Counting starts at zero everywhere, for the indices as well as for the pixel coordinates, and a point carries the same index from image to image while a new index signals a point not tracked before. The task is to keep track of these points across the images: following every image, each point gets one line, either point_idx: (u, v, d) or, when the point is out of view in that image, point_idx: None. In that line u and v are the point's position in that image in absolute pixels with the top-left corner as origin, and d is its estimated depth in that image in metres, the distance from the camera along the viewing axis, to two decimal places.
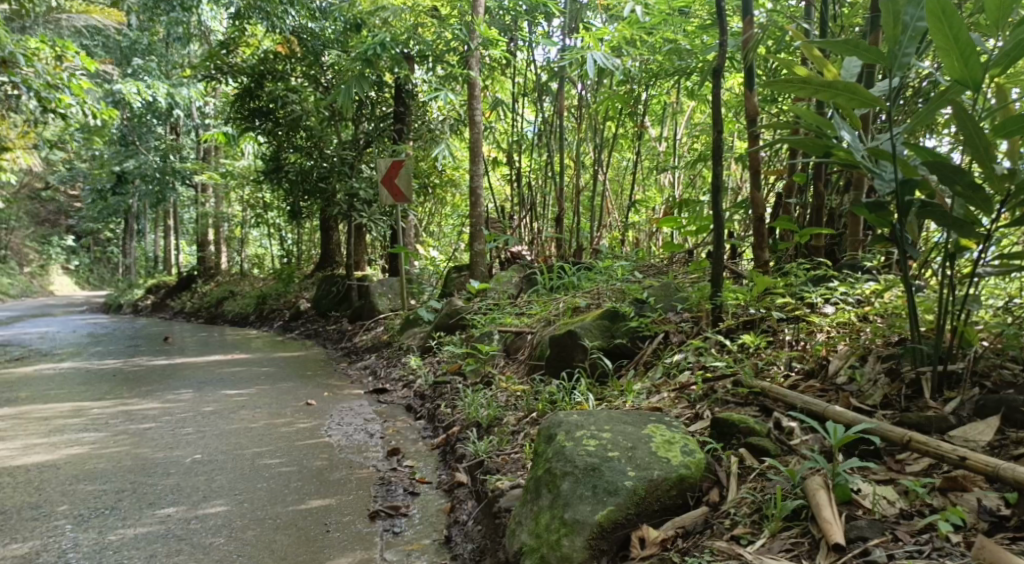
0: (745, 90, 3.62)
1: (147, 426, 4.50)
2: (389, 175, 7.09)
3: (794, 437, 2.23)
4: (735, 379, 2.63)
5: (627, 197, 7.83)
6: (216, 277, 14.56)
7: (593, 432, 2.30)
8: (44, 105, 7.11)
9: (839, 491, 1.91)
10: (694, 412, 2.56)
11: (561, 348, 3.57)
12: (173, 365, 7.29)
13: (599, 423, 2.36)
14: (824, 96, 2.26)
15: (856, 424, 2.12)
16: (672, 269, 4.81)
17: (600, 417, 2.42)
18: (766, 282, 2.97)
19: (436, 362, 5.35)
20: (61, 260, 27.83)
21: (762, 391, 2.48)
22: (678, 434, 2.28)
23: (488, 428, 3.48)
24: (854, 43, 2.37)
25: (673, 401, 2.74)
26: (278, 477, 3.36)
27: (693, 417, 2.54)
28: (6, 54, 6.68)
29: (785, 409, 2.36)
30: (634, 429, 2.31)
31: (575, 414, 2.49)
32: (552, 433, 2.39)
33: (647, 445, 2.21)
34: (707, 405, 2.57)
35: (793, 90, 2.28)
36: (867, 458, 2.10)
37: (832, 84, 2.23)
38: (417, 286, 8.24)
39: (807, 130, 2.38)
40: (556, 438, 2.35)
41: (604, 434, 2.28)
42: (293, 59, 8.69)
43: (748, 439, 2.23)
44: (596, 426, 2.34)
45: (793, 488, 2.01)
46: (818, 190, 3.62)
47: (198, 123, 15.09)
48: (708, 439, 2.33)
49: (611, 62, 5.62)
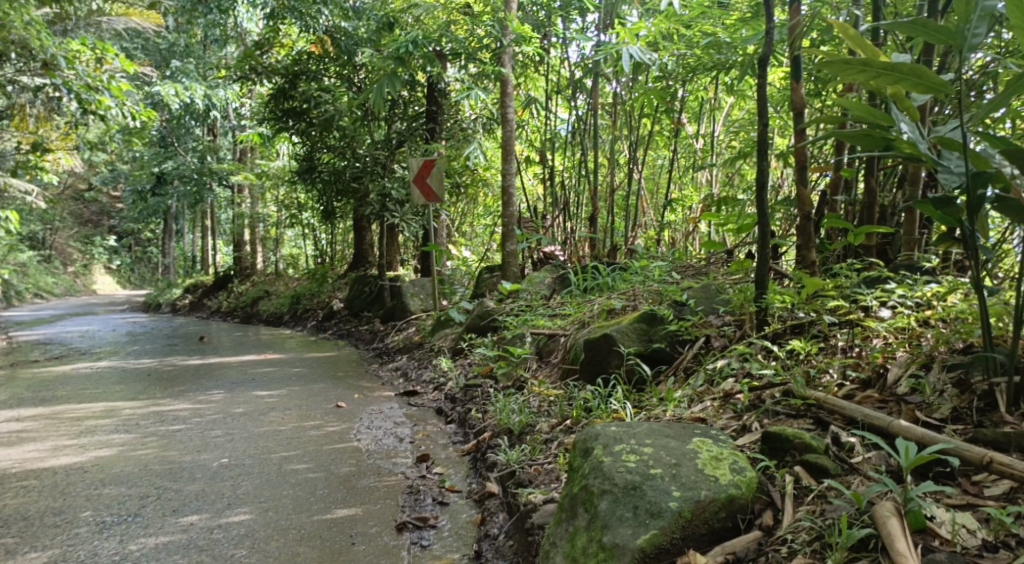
0: (791, 81, 3.50)
1: (176, 428, 4.46)
2: (421, 174, 7.01)
3: (854, 455, 2.06)
4: (785, 389, 2.46)
5: (663, 196, 7.64)
6: (251, 277, 14.67)
7: (633, 446, 2.15)
8: (83, 107, 7.14)
9: (912, 518, 1.74)
10: (741, 423, 2.40)
11: (596, 353, 3.42)
12: (205, 365, 7.30)
13: (639, 436, 2.21)
14: (886, 81, 2.06)
15: (927, 442, 1.95)
16: (712, 270, 4.63)
17: (640, 429, 2.27)
18: (816, 283, 2.79)
19: (468, 364, 5.25)
20: (103, 260, 28.40)
21: (816, 403, 2.31)
22: (726, 449, 2.13)
23: (521, 436, 3.35)
24: (921, 24, 2.16)
25: (717, 411, 2.58)
26: (304, 483, 3.27)
27: (740, 430, 2.38)
28: (47, 55, 6.89)
29: (844, 424, 2.18)
30: (678, 443, 2.16)
31: (613, 425, 2.34)
32: (589, 447, 2.24)
33: (692, 462, 2.06)
34: (755, 416, 2.41)
35: (850, 74, 2.07)
36: (939, 479, 1.92)
37: (895, 67, 2.03)
38: (450, 287, 8.16)
39: (861, 119, 2.17)
40: (593, 452, 2.20)
41: (645, 449, 2.13)
42: (327, 59, 8.64)
43: (805, 456, 2.07)
44: (636, 440, 2.19)
45: (859, 512, 1.83)
46: (868, 187, 3.43)
47: (234, 124, 15.25)
48: (759, 455, 2.16)
49: (647, 57, 5.47)
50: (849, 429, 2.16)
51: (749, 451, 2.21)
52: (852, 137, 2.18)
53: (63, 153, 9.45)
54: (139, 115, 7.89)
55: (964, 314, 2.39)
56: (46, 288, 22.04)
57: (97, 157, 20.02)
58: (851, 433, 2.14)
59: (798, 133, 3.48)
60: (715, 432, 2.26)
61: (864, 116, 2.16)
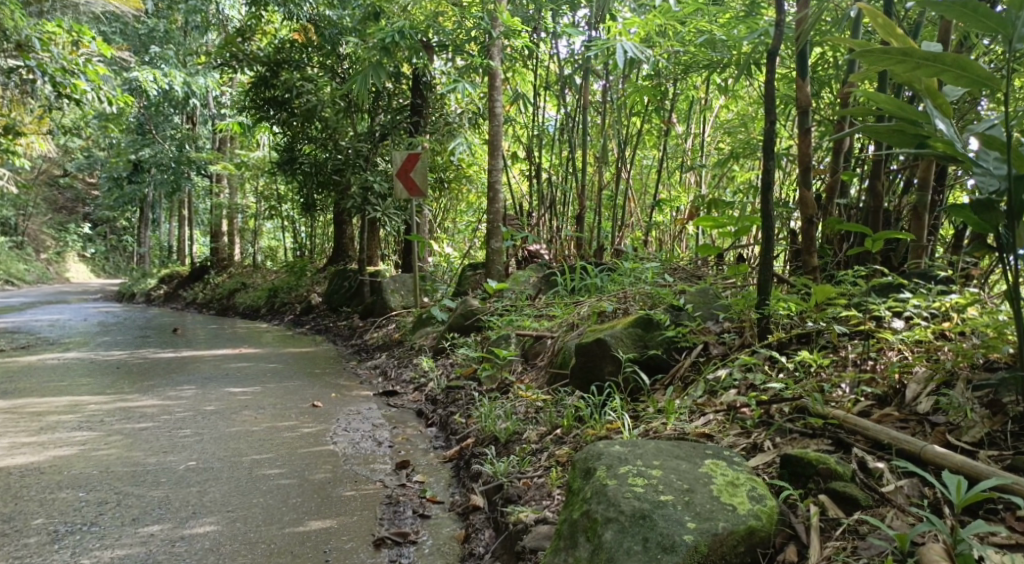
0: (796, 79, 3.37)
1: (142, 426, 4.22)
2: (405, 168, 6.80)
3: (885, 484, 1.91)
4: (798, 405, 2.31)
5: (649, 197, 7.48)
6: (228, 269, 14.33)
7: (640, 469, 1.99)
8: (58, 91, 6.83)
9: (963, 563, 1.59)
10: (752, 442, 2.25)
11: (589, 358, 3.24)
12: (178, 358, 7.04)
13: (646, 457, 2.06)
14: (927, 73, 1.89)
15: (970, 474, 1.81)
16: (706, 274, 4.49)
17: (647, 449, 2.12)
18: (827, 292, 2.63)
19: (450, 365, 5.06)
20: (77, 248, 27.77)
21: (835, 422, 2.16)
22: (743, 474, 1.97)
23: (508, 445, 3.17)
24: (969, 9, 2.00)
25: (722, 425, 2.42)
26: (276, 491, 3.06)
27: (751, 449, 2.23)
28: (21, 37, 6.57)
29: (869, 447, 2.04)
30: (689, 466, 2.01)
31: (617, 443, 2.19)
32: (591, 467, 2.08)
33: (706, 489, 1.90)
34: (766, 435, 2.26)
35: (886, 65, 1.90)
36: (984, 515, 1.78)
37: (940, 58, 1.87)
38: (432, 284, 7.94)
39: (892, 115, 2.02)
40: (595, 474, 2.03)
41: (653, 472, 1.97)
42: (310, 48, 8.38)
43: (830, 484, 1.92)
44: (644, 461, 2.03)
45: (901, 554, 1.68)
46: (874, 191, 3.28)
47: (213, 112, 14.91)
48: (778, 481, 2.01)
49: (641, 54, 5.31)
50: (875, 453, 2.02)
51: (766, 475, 2.06)
52: (883, 135, 2.02)
53: (36, 137, 9.13)
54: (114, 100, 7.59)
55: (988, 327, 2.24)
56: (16, 275, 21.53)
57: (72, 141, 19.54)
58: (879, 459, 2.00)
59: (803, 134, 3.33)
60: (727, 452, 2.11)
61: (895, 114, 2.01)
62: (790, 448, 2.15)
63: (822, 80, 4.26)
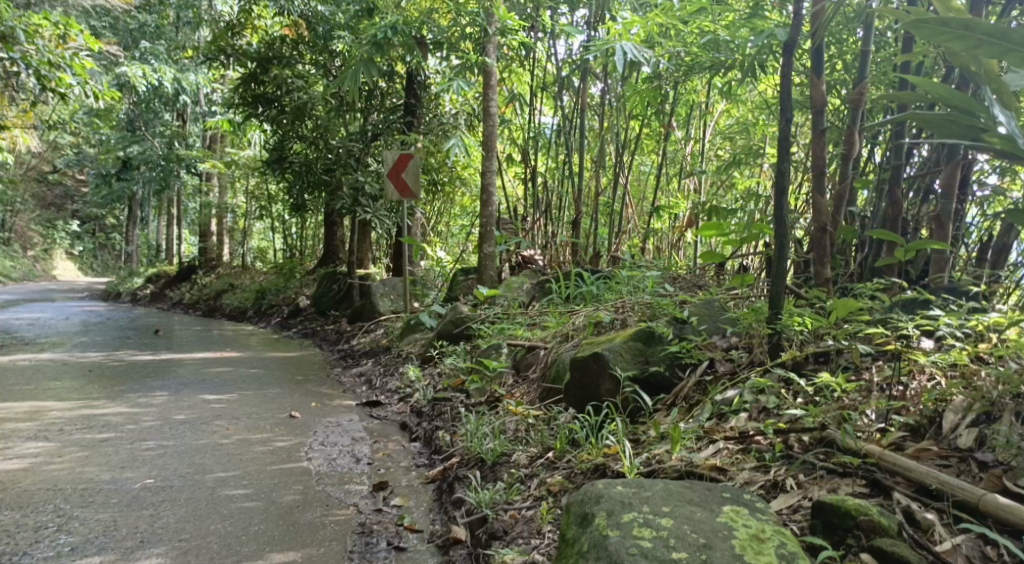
0: (810, 76, 3.13)
1: (104, 436, 3.95)
2: (396, 169, 6.53)
3: (938, 541, 1.70)
4: (824, 437, 2.08)
5: (649, 203, 7.25)
6: (217, 269, 13.99)
7: (647, 518, 1.77)
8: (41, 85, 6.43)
9: None
10: (772, 480, 2.01)
11: (584, 373, 2.97)
12: (156, 361, 6.75)
13: (653, 503, 1.83)
14: (988, 54, 1.61)
15: None
16: (709, 285, 4.27)
17: (654, 492, 1.90)
18: (848, 307, 2.39)
19: (437, 374, 4.79)
20: (65, 245, 27.32)
21: (871, 461, 1.93)
22: (769, 526, 1.74)
23: (495, 468, 2.91)
24: None
25: (735, 456, 2.17)
26: (238, 516, 2.81)
27: (770, 488, 1.99)
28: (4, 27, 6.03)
29: (913, 492, 1.82)
30: (705, 515, 1.78)
31: (619, 483, 1.97)
32: (589, 512, 1.86)
33: (725, 544, 1.68)
34: (788, 472, 2.02)
35: (943, 41, 1.63)
36: None
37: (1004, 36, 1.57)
38: (422, 288, 7.65)
39: (947, 101, 1.75)
40: (593, 522, 1.81)
41: (662, 522, 1.74)
42: (302, 45, 8.17)
43: (873, 542, 1.68)
44: (651, 508, 1.81)
45: None
46: (893, 198, 3.05)
47: (204, 110, 14.62)
48: (810, 532, 1.78)
49: (642, 55, 5.03)
50: (920, 502, 1.80)
51: (792, 523, 1.83)
52: (932, 126, 1.76)
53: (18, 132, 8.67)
54: (101, 96, 7.23)
55: None
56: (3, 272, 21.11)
57: (62, 137, 19.24)
58: (927, 509, 1.77)
59: (817, 136, 3.09)
60: (747, 496, 1.88)
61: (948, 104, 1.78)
62: (818, 490, 1.92)
63: (832, 84, 4.04)
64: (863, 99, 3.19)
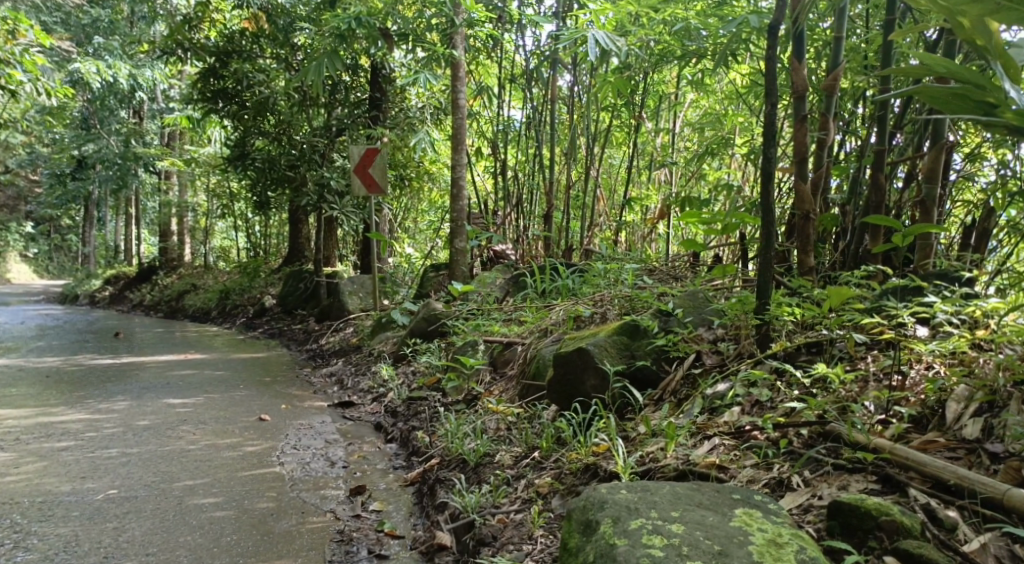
0: (792, 61, 3.06)
1: (63, 445, 3.75)
2: (363, 164, 6.36)
3: (965, 541, 1.67)
4: (828, 433, 2.05)
5: (620, 196, 7.17)
6: (178, 270, 13.61)
7: (657, 525, 1.74)
8: None
9: None
10: (776, 477, 1.99)
11: (568, 369, 2.87)
12: (117, 365, 6.50)
13: (662, 508, 1.81)
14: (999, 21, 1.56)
15: None
16: (686, 277, 4.20)
17: (661, 497, 1.87)
18: (843, 296, 2.34)
19: (411, 373, 4.66)
20: (19, 247, 26.44)
21: (883, 457, 1.90)
22: (785, 530, 1.72)
23: (478, 470, 2.81)
24: None
25: (735, 454, 2.13)
26: (208, 527, 2.67)
27: (776, 486, 1.97)
28: None
29: (929, 488, 1.80)
30: (717, 520, 1.76)
31: (623, 487, 1.95)
32: (593, 520, 1.84)
33: (741, 549, 1.65)
34: (792, 469, 2.00)
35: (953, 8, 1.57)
36: None
37: None
38: (392, 286, 7.48)
39: (953, 76, 1.71)
40: (599, 530, 1.79)
41: (673, 529, 1.72)
42: (262, 38, 7.84)
43: (898, 545, 1.65)
44: (659, 514, 1.79)
45: None
46: (876, 184, 3.00)
47: (161, 107, 14.18)
48: (828, 533, 1.76)
49: (613, 44, 4.85)
50: (940, 499, 1.77)
51: (806, 523, 1.81)
52: (940, 100, 1.72)
53: None
54: (53, 92, 6.89)
55: None
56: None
57: (12, 136, 18.59)
58: (948, 507, 1.75)
59: (798, 122, 3.03)
60: (758, 497, 1.86)
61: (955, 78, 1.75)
62: (827, 487, 1.90)
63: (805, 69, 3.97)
64: (838, 84, 3.14)
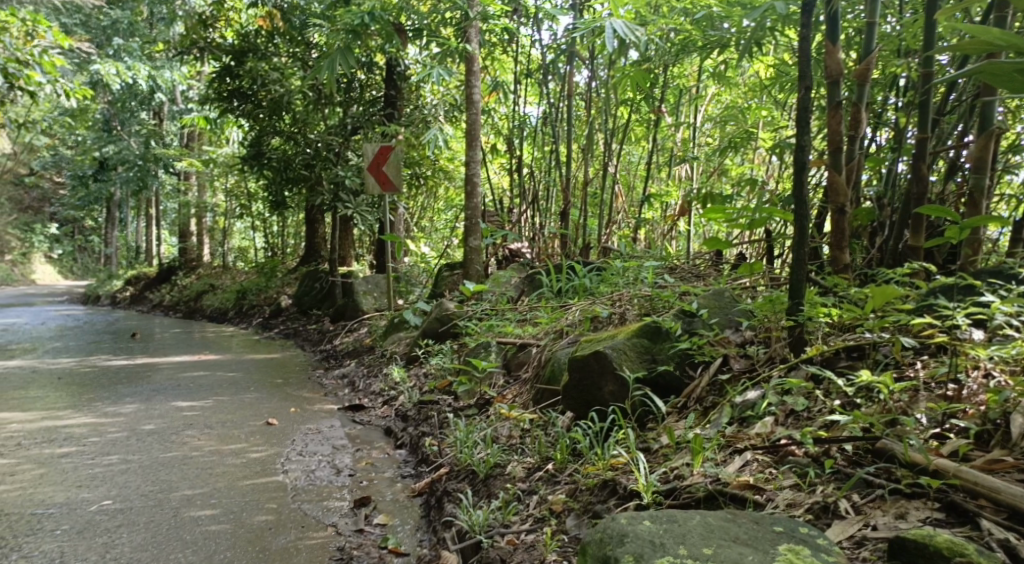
0: (825, 43, 2.81)
1: (65, 451, 3.62)
2: (377, 162, 6.20)
3: None
4: (881, 451, 1.88)
5: (639, 192, 6.94)
6: (197, 270, 13.57)
7: None
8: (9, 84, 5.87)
9: None
10: (821, 502, 1.82)
11: (584, 374, 2.68)
12: (131, 366, 6.40)
13: (692, 544, 1.64)
14: None
15: None
16: (710, 276, 3.98)
17: (690, 529, 1.69)
18: (888, 295, 2.14)
19: (422, 375, 4.49)
20: (44, 248, 26.67)
21: (949, 481, 1.73)
22: None
23: (487, 482, 2.63)
24: None
25: (772, 475, 1.95)
26: (202, 543, 2.50)
27: (821, 511, 1.80)
28: None
29: (1004, 520, 1.62)
30: (756, 558, 1.58)
31: (646, 517, 1.77)
32: (613, 556, 1.67)
33: None
34: (839, 492, 1.83)
35: None
36: None
37: None
38: (407, 285, 7.31)
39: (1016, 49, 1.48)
40: None
41: None
42: (277, 37, 7.71)
43: None
44: (689, 551, 1.61)
45: None
46: (916, 174, 2.76)
47: (181, 108, 14.13)
48: None
49: (635, 32, 4.53)
50: (1018, 533, 1.60)
51: (859, 559, 1.64)
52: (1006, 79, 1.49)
53: None
54: (72, 94, 6.74)
55: None
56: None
57: (37, 137, 18.71)
58: None
59: (832, 109, 2.80)
60: (803, 530, 1.67)
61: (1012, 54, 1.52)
62: (882, 516, 1.73)
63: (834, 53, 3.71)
64: (871, 72, 2.92)
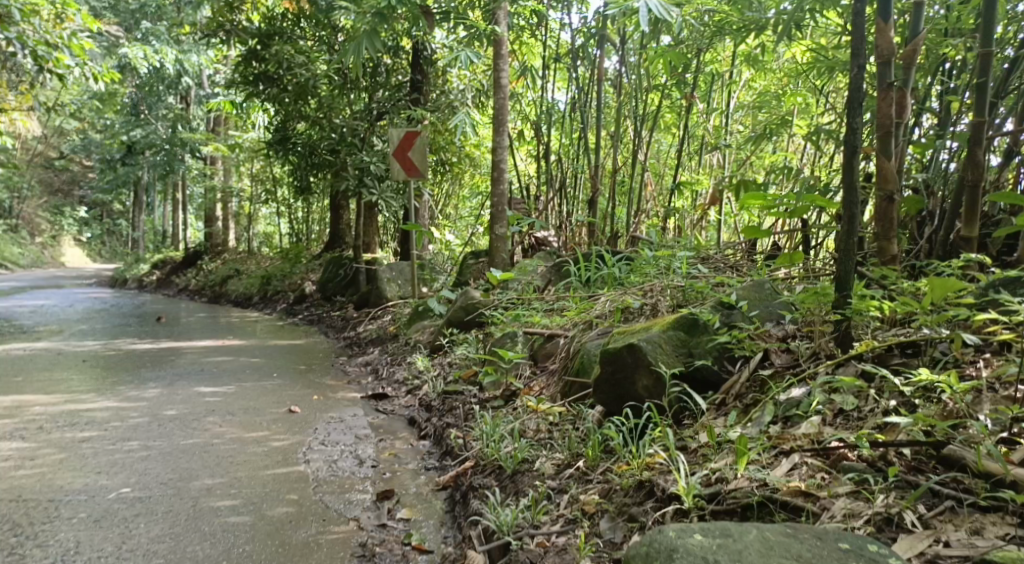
0: (876, 21, 2.64)
1: (87, 435, 3.59)
2: (402, 148, 6.10)
3: None
4: (950, 460, 1.76)
5: (668, 180, 6.78)
6: (223, 255, 13.61)
7: None
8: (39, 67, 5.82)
9: None
10: (883, 513, 1.70)
11: (616, 368, 2.56)
12: (156, 350, 6.40)
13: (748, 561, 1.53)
14: None
15: None
16: (744, 267, 3.84)
17: (746, 545, 1.59)
18: (949, 290, 2.02)
19: (447, 364, 4.41)
20: (73, 232, 27.00)
21: None
22: None
23: (515, 478, 2.53)
24: None
25: (826, 483, 1.83)
26: (221, 535, 2.44)
27: (883, 524, 1.68)
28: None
29: None
30: None
31: (696, 530, 1.67)
32: None
33: None
34: (902, 502, 1.71)
35: None
36: None
37: None
38: (431, 273, 7.21)
39: None
40: None
41: None
42: (303, 20, 7.54)
43: None
44: None
45: None
46: (973, 160, 2.57)
47: (207, 93, 14.14)
48: None
49: (669, 12, 4.27)
50: None
51: None
52: None
53: (18, 115, 8.15)
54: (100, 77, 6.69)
55: None
56: (13, 259, 20.92)
57: (67, 121, 18.89)
58: None
59: (882, 91, 2.63)
60: (871, 547, 1.56)
61: None
62: (954, 531, 1.61)
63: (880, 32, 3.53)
64: (919, 54, 2.75)
